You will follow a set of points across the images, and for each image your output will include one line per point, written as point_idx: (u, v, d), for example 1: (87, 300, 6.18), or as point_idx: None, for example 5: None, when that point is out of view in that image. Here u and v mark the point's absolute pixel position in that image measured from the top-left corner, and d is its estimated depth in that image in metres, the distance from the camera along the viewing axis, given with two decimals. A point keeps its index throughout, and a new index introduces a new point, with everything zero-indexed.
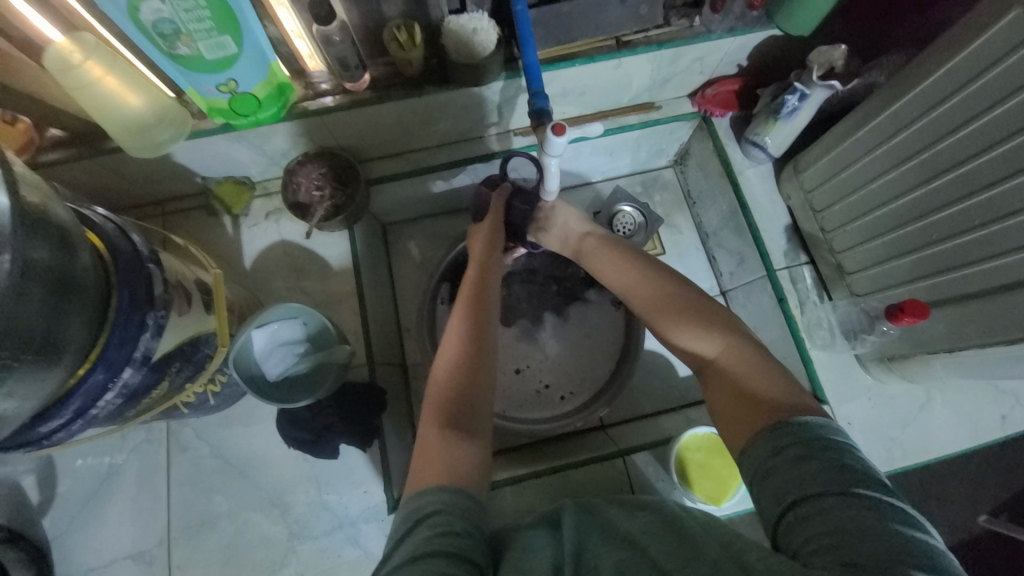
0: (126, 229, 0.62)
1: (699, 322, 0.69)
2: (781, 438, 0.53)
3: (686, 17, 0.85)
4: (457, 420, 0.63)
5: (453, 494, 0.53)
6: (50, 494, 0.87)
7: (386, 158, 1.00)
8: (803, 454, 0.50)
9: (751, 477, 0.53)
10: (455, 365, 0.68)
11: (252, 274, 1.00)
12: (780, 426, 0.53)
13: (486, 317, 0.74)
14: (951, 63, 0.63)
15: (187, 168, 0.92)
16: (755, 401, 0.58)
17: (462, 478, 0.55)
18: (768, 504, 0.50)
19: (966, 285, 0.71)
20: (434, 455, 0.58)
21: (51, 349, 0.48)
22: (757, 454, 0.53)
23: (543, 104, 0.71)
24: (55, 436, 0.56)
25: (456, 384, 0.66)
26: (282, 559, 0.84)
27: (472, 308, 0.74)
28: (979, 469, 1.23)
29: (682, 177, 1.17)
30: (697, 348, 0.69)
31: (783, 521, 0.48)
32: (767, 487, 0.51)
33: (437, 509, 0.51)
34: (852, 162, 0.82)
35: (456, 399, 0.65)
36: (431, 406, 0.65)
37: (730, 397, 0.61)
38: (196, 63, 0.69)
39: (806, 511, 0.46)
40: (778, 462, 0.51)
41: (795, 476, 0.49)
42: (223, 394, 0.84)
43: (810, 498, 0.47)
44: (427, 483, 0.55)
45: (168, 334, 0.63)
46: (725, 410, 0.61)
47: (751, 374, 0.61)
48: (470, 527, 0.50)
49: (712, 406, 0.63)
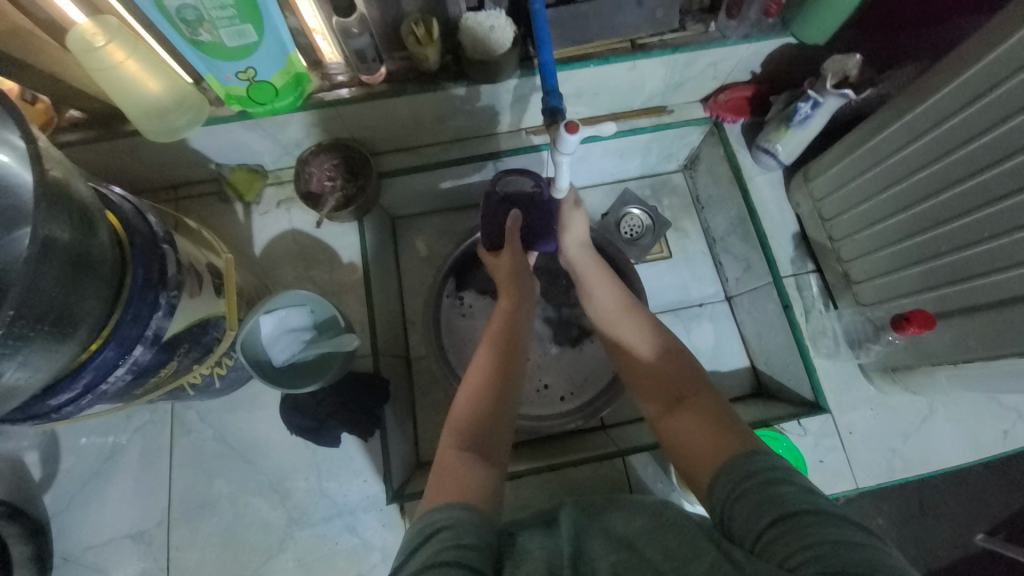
0: (142, 210, 0.63)
1: (660, 360, 0.71)
2: (751, 463, 0.53)
3: (701, 23, 0.86)
4: (476, 444, 0.63)
5: (462, 511, 0.53)
6: (53, 471, 0.88)
7: (398, 152, 1.01)
8: (778, 478, 0.51)
9: (723, 497, 0.53)
10: (476, 391, 0.68)
11: (261, 261, 1.01)
12: (750, 454, 0.55)
13: (514, 347, 0.74)
14: (965, 75, 0.64)
15: (202, 154, 0.93)
16: (725, 432, 0.59)
17: (472, 495, 0.56)
18: (745, 523, 0.49)
19: (974, 297, 0.71)
20: (451, 477, 0.58)
21: (65, 323, 0.48)
22: (733, 474, 0.53)
23: (557, 102, 0.71)
24: (63, 410, 0.57)
25: (475, 410, 0.66)
26: (279, 544, 0.84)
27: (500, 335, 0.75)
28: (977, 485, 1.23)
29: (692, 181, 1.18)
30: (661, 387, 0.69)
31: (765, 538, 0.46)
32: (744, 508, 0.50)
33: (448, 523, 0.51)
34: (863, 171, 0.82)
35: (474, 424, 0.65)
36: (449, 430, 0.66)
37: (699, 433, 0.60)
38: (217, 51, 0.70)
39: (784, 528, 0.45)
40: (753, 483, 0.51)
41: (773, 496, 0.49)
42: (229, 378, 0.84)
43: (790, 516, 0.46)
44: (438, 500, 0.55)
45: (180, 315, 0.64)
46: (692, 447, 0.60)
47: (715, 412, 0.62)
48: (480, 538, 0.50)
49: (682, 450, 0.61)
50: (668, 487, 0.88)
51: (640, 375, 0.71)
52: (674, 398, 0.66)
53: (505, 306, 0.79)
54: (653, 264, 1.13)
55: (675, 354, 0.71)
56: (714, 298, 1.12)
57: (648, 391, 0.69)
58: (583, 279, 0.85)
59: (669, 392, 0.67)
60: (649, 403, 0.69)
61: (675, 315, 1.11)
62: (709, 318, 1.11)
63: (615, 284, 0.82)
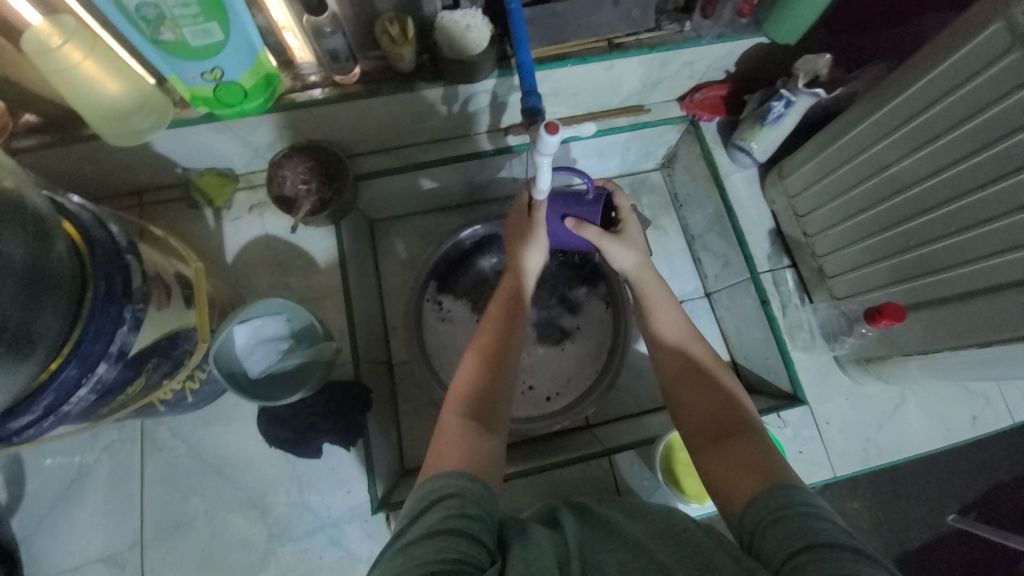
0: (103, 219, 0.60)
1: (706, 386, 0.68)
2: (781, 494, 0.52)
3: (677, 22, 0.86)
4: (483, 412, 0.63)
5: (468, 481, 0.53)
6: (17, 494, 0.83)
7: (375, 153, 0.99)
8: (821, 515, 0.49)
9: (755, 521, 0.51)
10: (480, 364, 0.67)
11: (234, 268, 0.97)
12: (779, 486, 0.53)
13: (517, 320, 0.72)
14: (933, 75, 0.66)
15: (168, 158, 0.89)
16: (756, 466, 0.57)
17: (475, 466, 0.56)
18: (775, 545, 0.48)
19: (942, 289, 0.73)
20: (453, 444, 0.58)
21: (22, 342, 0.45)
22: (765, 502, 0.52)
23: (536, 102, 0.70)
24: (25, 433, 0.53)
25: (481, 379, 0.66)
26: (261, 561, 0.82)
27: (505, 309, 0.73)
28: (945, 468, 1.29)
29: (670, 180, 1.19)
30: (701, 409, 0.66)
31: (791, 562, 0.45)
32: (776, 532, 0.49)
33: (454, 491, 0.51)
34: (834, 169, 0.84)
35: (481, 393, 0.64)
36: (452, 398, 0.65)
37: (732, 465, 0.59)
38: (180, 51, 0.67)
39: (817, 556, 0.44)
40: (792, 511, 0.49)
41: (810, 526, 0.47)
42: (202, 391, 0.81)
43: (825, 546, 0.45)
44: (440, 469, 0.55)
45: (147, 328, 0.61)
46: (725, 479, 0.58)
47: (749, 447, 0.60)
48: (484, 511, 0.51)
49: (713, 475, 0.60)
50: (654, 484, 0.88)
51: (684, 404, 0.68)
52: (716, 432, 0.63)
53: (510, 279, 0.77)
54: None
55: (725, 389, 0.67)
56: (694, 295, 1.14)
57: (685, 419, 0.67)
58: (636, 285, 0.80)
59: (710, 424, 0.65)
60: (688, 431, 0.66)
61: None
62: (690, 314, 1.12)
63: (675, 308, 0.77)
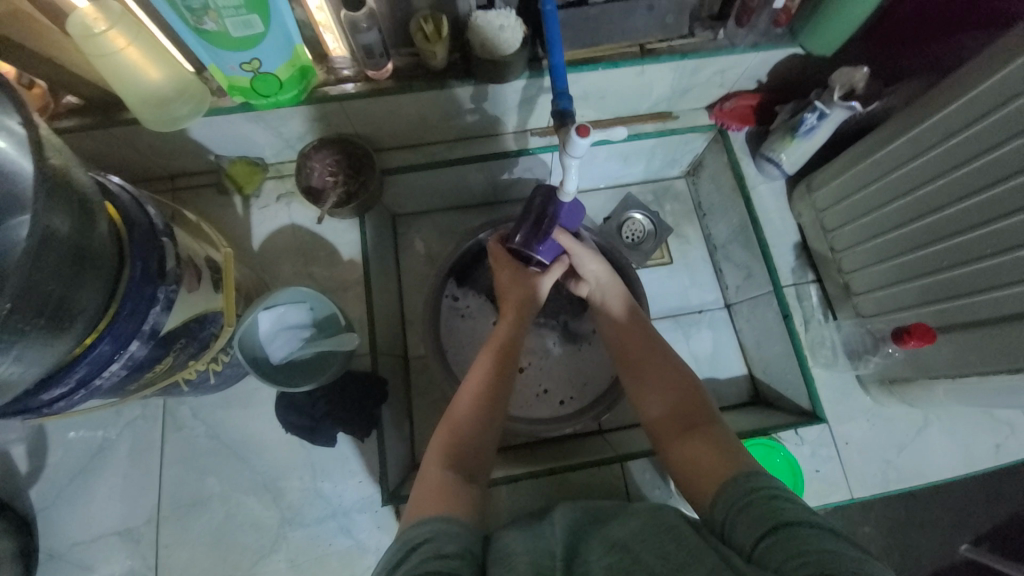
0: (142, 200, 0.62)
1: (658, 378, 0.71)
2: (745, 483, 0.54)
3: (711, 30, 0.86)
4: (461, 462, 0.64)
5: (445, 521, 0.54)
6: (40, 464, 0.86)
7: (401, 149, 1.00)
8: (779, 495, 0.51)
9: (724, 511, 0.53)
10: (469, 416, 0.67)
11: (259, 256, 0.99)
12: (747, 476, 0.55)
13: (506, 378, 0.72)
14: (974, 93, 0.64)
15: (202, 145, 0.91)
16: (727, 455, 0.59)
17: (451, 508, 0.56)
18: (745, 532, 0.49)
19: (976, 312, 0.71)
20: (430, 493, 0.59)
21: (61, 316, 0.47)
22: (733, 490, 0.54)
23: (567, 104, 0.70)
24: (56, 405, 0.55)
25: (469, 432, 0.66)
26: (272, 545, 0.83)
27: (493, 364, 0.72)
28: (962, 497, 1.25)
29: (694, 188, 1.18)
30: (656, 403, 0.69)
31: (761, 547, 0.47)
32: (743, 518, 0.50)
33: (426, 538, 0.52)
34: (868, 184, 0.83)
35: (465, 445, 0.65)
36: (437, 444, 0.66)
37: (703, 453, 0.61)
38: (221, 40, 0.68)
39: (784, 537, 0.46)
40: (756, 497, 0.51)
41: (773, 509, 0.49)
42: (224, 374, 0.82)
43: (789, 526, 0.47)
44: (425, 514, 0.55)
45: (179, 309, 0.62)
46: (697, 471, 0.60)
47: (711, 441, 0.62)
48: (461, 548, 0.51)
49: (683, 467, 0.62)
50: (665, 493, 0.86)
51: (648, 396, 0.71)
52: (686, 425, 0.65)
53: (505, 328, 0.77)
54: (654, 269, 1.13)
55: (679, 378, 0.70)
56: (713, 305, 1.12)
57: (656, 417, 0.68)
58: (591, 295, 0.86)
59: (678, 419, 0.66)
60: (657, 423, 0.68)
61: (674, 321, 1.11)
62: (709, 324, 1.11)
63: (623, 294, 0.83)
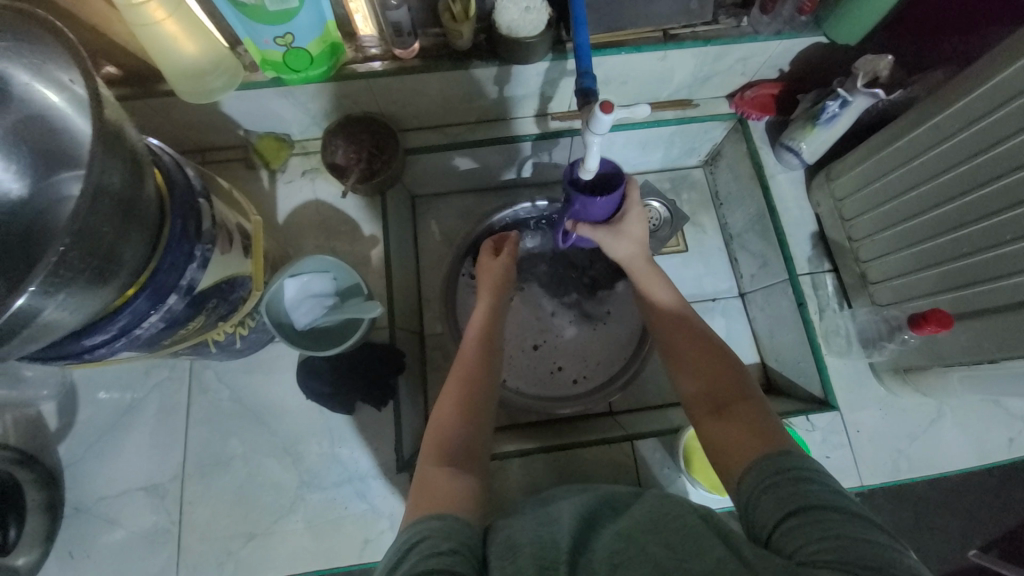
0: (181, 164, 0.64)
1: (694, 361, 0.71)
2: (780, 462, 0.54)
3: (734, 17, 0.87)
4: (455, 456, 0.63)
5: (444, 522, 0.52)
6: (71, 421, 0.89)
7: (423, 130, 1.02)
8: (809, 477, 0.52)
9: (751, 489, 0.54)
10: (458, 408, 0.68)
11: (284, 229, 1.01)
12: (779, 456, 0.55)
13: (488, 362, 0.75)
14: (997, 78, 0.64)
15: (233, 120, 0.94)
16: (764, 435, 0.59)
17: (454, 505, 0.55)
18: (767, 511, 0.51)
19: (992, 299, 0.71)
20: (435, 486, 0.58)
21: (107, 265, 0.50)
22: (761, 470, 0.55)
23: (590, 83, 0.71)
24: (97, 351, 0.59)
25: (453, 420, 0.67)
26: (290, 506, 0.85)
27: (473, 352, 0.75)
28: (973, 501, 1.24)
29: (711, 177, 1.18)
30: (692, 383, 0.69)
31: (781, 528, 0.49)
32: (767, 498, 0.52)
33: (425, 535, 0.50)
34: (887, 173, 0.83)
35: (453, 438, 0.65)
36: (428, 440, 0.66)
37: (737, 431, 0.61)
38: (258, 14, 0.71)
39: (805, 520, 0.48)
40: (782, 479, 0.52)
41: (799, 490, 0.51)
42: (249, 339, 0.85)
43: (812, 509, 0.48)
44: (423, 512, 0.54)
45: (212, 269, 0.65)
46: (729, 451, 0.60)
47: (749, 420, 0.61)
48: (457, 545, 0.49)
49: (715, 443, 0.62)
50: (674, 472, 0.87)
51: (685, 375, 0.70)
52: (721, 404, 0.65)
53: (482, 315, 0.81)
54: (669, 256, 1.14)
55: (718, 361, 0.70)
56: (727, 293, 1.13)
57: (691, 397, 0.68)
58: (631, 273, 0.84)
59: (714, 398, 0.66)
60: (693, 405, 0.67)
61: None
62: (722, 313, 1.12)
63: (666, 283, 0.82)
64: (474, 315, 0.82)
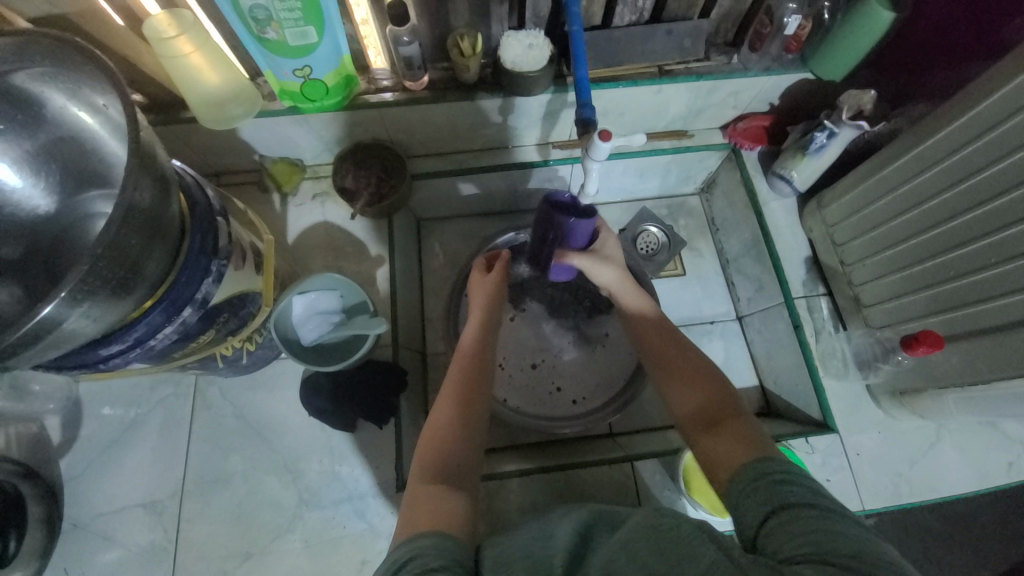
0: (202, 184, 0.67)
1: (681, 376, 0.71)
2: (765, 468, 0.55)
3: (725, 55, 0.92)
4: (447, 477, 0.63)
5: (438, 538, 0.52)
6: (74, 435, 0.90)
7: (430, 157, 1.06)
8: (789, 480, 0.53)
9: (735, 496, 0.55)
10: (450, 426, 0.68)
11: (293, 249, 1.04)
12: (763, 465, 0.56)
13: (480, 379, 0.75)
14: (973, 111, 0.68)
15: (249, 145, 0.99)
16: (752, 445, 0.60)
17: (446, 523, 0.55)
18: (752, 513, 0.52)
19: (983, 320, 0.73)
20: (429, 505, 0.58)
21: (131, 277, 0.52)
22: (743, 479, 0.55)
23: (590, 113, 0.74)
24: (111, 361, 0.61)
25: (446, 439, 0.67)
26: (288, 524, 0.85)
27: (465, 369, 0.76)
28: (980, 533, 1.22)
29: (707, 204, 1.22)
30: (682, 400, 0.69)
31: (766, 529, 0.50)
32: (750, 501, 0.53)
33: (414, 554, 0.50)
34: (875, 199, 0.86)
35: (445, 457, 0.65)
36: (419, 457, 0.66)
37: (725, 444, 0.61)
38: (279, 48, 0.77)
39: (787, 518, 0.49)
40: (764, 482, 0.53)
41: (779, 491, 0.51)
42: (255, 355, 0.86)
43: (790, 507, 0.49)
44: (416, 530, 0.54)
45: (226, 284, 0.67)
46: (720, 463, 0.60)
47: (738, 432, 0.61)
48: (447, 562, 0.49)
49: (706, 457, 0.62)
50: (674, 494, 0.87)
51: (675, 392, 0.70)
52: (712, 420, 0.65)
53: (472, 334, 0.81)
54: (667, 280, 1.17)
55: (704, 376, 0.70)
56: (725, 317, 1.15)
57: (682, 414, 0.68)
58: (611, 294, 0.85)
59: (704, 414, 0.66)
60: (686, 419, 0.68)
61: (686, 331, 1.13)
62: (720, 336, 1.13)
63: (641, 294, 0.83)
64: (468, 331, 0.82)
